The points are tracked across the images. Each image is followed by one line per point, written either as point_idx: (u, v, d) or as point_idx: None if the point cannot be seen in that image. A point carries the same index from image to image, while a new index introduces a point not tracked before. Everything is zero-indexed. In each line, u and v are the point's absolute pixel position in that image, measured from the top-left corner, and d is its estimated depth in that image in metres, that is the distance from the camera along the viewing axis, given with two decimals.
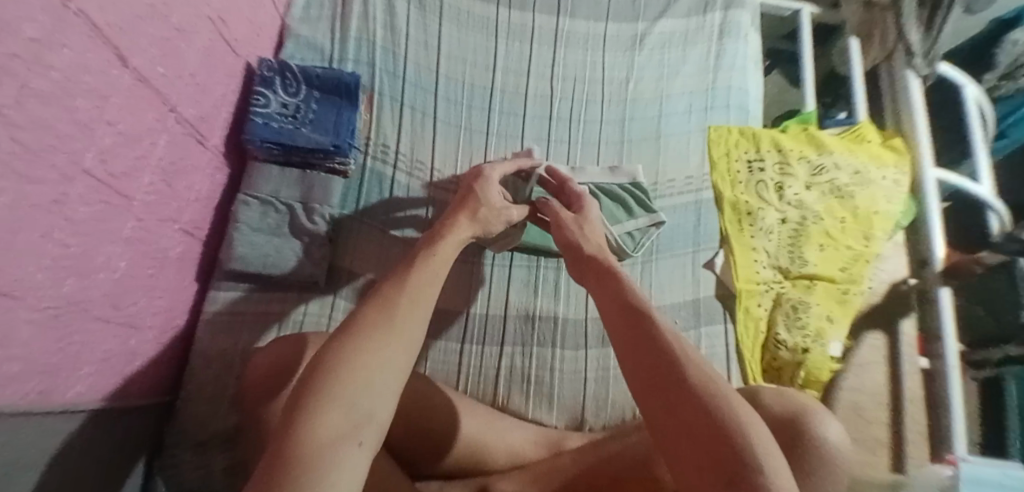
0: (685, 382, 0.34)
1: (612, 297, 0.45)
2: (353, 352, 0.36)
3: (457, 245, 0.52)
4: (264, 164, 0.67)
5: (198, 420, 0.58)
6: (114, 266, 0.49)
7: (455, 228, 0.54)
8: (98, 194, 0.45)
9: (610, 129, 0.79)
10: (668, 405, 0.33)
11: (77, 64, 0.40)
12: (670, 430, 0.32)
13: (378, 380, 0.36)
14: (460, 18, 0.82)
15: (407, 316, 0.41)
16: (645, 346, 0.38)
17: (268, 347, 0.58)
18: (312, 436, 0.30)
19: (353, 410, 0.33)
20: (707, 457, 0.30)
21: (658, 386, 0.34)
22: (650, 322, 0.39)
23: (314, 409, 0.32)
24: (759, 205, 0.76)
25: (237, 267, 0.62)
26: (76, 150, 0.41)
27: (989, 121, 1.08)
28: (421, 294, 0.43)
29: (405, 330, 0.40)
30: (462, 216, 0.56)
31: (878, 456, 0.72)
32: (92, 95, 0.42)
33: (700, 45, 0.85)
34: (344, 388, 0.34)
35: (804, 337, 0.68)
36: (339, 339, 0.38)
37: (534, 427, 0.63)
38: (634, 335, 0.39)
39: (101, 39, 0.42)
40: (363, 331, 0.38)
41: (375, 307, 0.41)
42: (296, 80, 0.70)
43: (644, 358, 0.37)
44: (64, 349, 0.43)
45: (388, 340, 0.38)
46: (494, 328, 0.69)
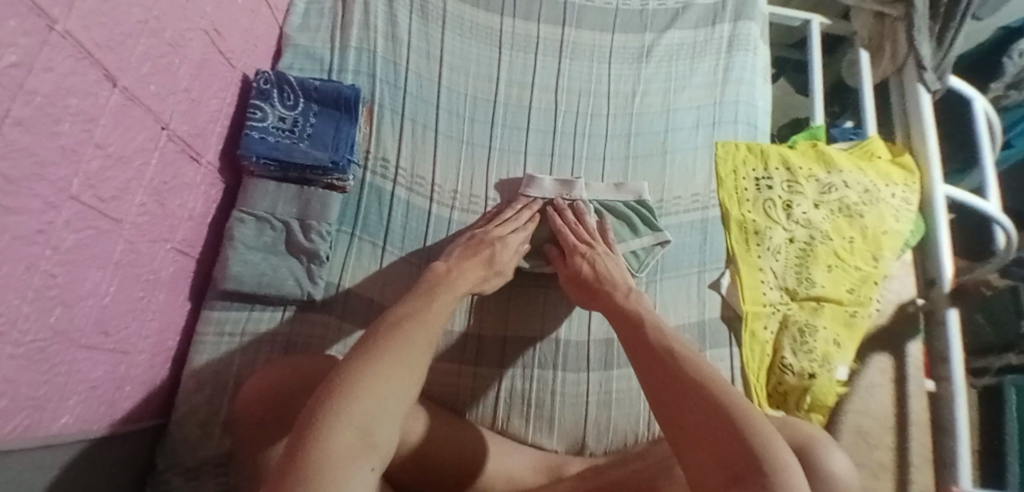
0: (699, 392, 0.40)
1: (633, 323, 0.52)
2: (368, 377, 0.39)
3: (454, 297, 0.54)
4: (260, 180, 0.66)
5: (190, 445, 0.56)
6: (102, 292, 0.47)
7: (466, 273, 0.58)
8: (85, 220, 0.43)
9: (615, 143, 0.77)
10: (687, 413, 0.40)
11: (62, 88, 0.38)
12: (688, 435, 0.38)
13: (391, 407, 0.39)
14: (463, 27, 0.80)
15: (415, 346, 0.44)
16: (666, 365, 0.45)
17: (263, 369, 0.57)
18: (327, 454, 0.33)
19: (366, 432, 0.36)
20: (719, 459, 0.35)
21: (676, 397, 0.41)
22: (665, 344, 0.47)
23: (331, 426, 0.35)
24: (767, 225, 0.74)
25: (230, 287, 0.61)
26: (61, 177, 0.39)
27: (998, 133, 1.06)
28: (434, 330, 0.47)
29: (418, 362, 0.43)
30: (479, 267, 0.60)
31: (883, 483, 0.69)
32: (78, 119, 0.40)
33: (708, 58, 0.83)
34: (357, 405, 0.37)
35: (811, 362, 0.67)
36: (361, 357, 0.41)
37: (534, 452, 0.62)
38: (654, 355, 0.46)
39: (87, 59, 0.40)
40: (380, 357, 0.41)
41: (392, 331, 0.45)
42: (294, 92, 0.68)
43: (666, 375, 0.44)
44: (51, 381, 0.42)
45: (403, 367, 0.42)
46: (494, 349, 0.68)
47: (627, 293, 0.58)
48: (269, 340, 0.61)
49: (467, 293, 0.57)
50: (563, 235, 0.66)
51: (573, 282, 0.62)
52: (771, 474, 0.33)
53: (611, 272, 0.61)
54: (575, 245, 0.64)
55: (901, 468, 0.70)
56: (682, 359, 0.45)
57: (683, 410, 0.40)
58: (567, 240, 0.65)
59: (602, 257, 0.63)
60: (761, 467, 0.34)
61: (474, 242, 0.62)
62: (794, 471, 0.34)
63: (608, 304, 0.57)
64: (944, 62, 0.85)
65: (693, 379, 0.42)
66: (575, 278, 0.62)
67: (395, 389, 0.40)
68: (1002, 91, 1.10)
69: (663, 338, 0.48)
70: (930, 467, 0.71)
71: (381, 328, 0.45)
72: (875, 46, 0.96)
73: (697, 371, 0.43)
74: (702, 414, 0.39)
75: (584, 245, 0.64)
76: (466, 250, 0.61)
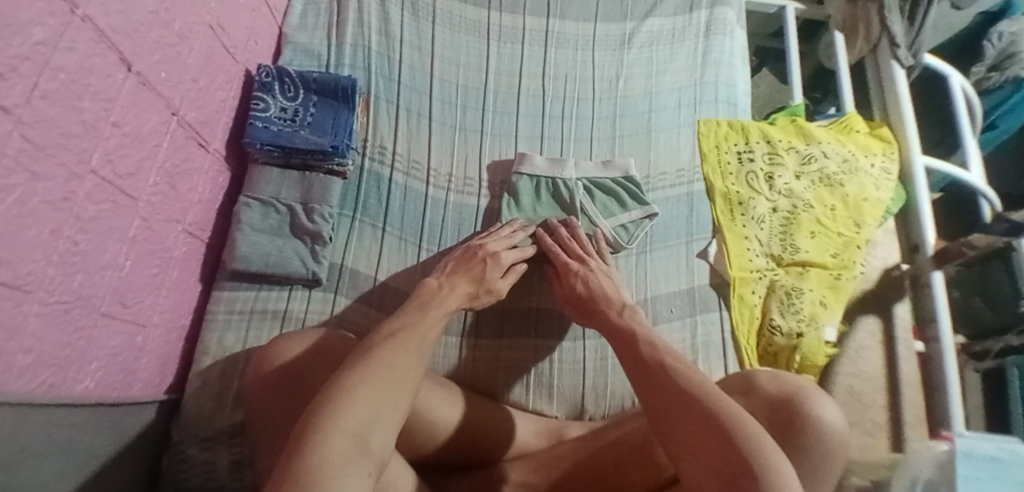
0: (692, 401, 0.41)
1: (623, 333, 0.53)
2: (358, 384, 0.39)
3: (444, 312, 0.53)
4: (264, 166, 0.69)
5: (203, 416, 0.59)
6: (120, 264, 0.50)
7: (456, 288, 0.57)
8: (105, 193, 0.46)
9: (602, 125, 0.81)
10: (684, 423, 0.41)
11: (84, 67, 0.41)
12: (684, 445, 0.40)
13: (383, 414, 0.38)
14: (452, 22, 0.85)
15: (394, 353, 0.44)
16: (660, 378, 0.45)
17: (271, 342, 0.60)
18: (322, 456, 0.32)
19: (361, 439, 0.35)
20: (715, 466, 0.37)
21: (671, 408, 0.42)
22: (657, 354, 0.48)
23: (327, 432, 0.34)
24: (750, 195, 0.77)
25: (240, 266, 0.64)
26: (84, 149, 0.43)
27: (977, 112, 1.10)
28: (425, 339, 0.48)
29: (410, 371, 0.43)
30: (465, 279, 0.60)
31: (877, 441, 0.71)
32: (98, 98, 0.44)
33: (688, 42, 0.87)
34: (353, 411, 0.36)
35: (798, 322, 0.69)
36: (355, 370, 0.41)
37: (535, 418, 0.64)
38: (648, 369, 0.47)
39: (105, 43, 0.44)
40: (373, 367, 0.41)
41: (391, 346, 0.44)
42: (294, 84, 0.72)
43: (661, 386, 0.44)
44: (74, 343, 0.45)
45: (390, 376, 0.41)
46: (493, 323, 0.70)
47: (621, 310, 0.57)
48: (277, 316, 0.64)
49: (456, 309, 0.56)
50: (556, 254, 0.66)
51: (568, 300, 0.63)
52: (762, 478, 0.35)
53: (604, 286, 0.61)
54: (567, 261, 0.65)
55: (894, 425, 0.72)
56: (674, 368, 0.45)
57: (678, 420, 0.41)
58: (560, 258, 0.65)
59: (595, 273, 0.63)
60: (753, 472, 0.35)
61: (466, 257, 0.63)
62: (788, 474, 0.36)
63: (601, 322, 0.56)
64: (916, 41, 0.91)
65: (686, 391, 0.42)
66: (572, 297, 0.62)
67: (386, 399, 0.39)
68: (984, 74, 1.13)
69: (655, 351, 0.48)
70: (924, 424, 0.73)
71: (370, 345, 0.45)
72: (849, 27, 1.00)
73: (689, 379, 0.44)
74: (698, 426, 0.40)
75: (576, 262, 0.64)
76: (460, 264, 0.62)
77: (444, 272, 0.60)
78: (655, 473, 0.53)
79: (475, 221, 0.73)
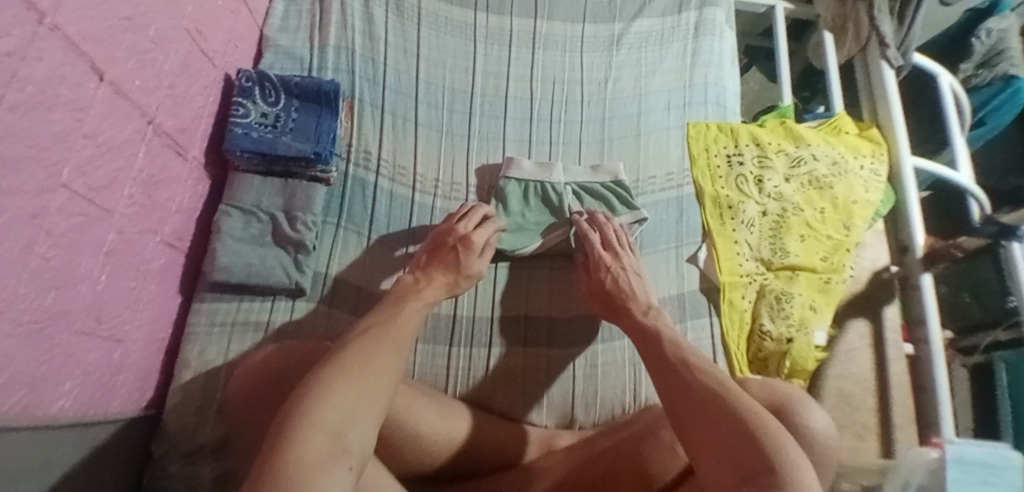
0: (708, 398, 0.42)
1: (644, 333, 0.54)
2: (333, 381, 0.38)
3: (422, 306, 0.54)
4: (245, 174, 0.68)
5: (185, 431, 0.57)
6: (95, 278, 0.49)
7: (432, 282, 0.58)
8: (77, 206, 0.45)
9: (590, 128, 0.80)
10: (700, 419, 0.41)
11: (53, 77, 0.40)
12: (701, 441, 0.40)
13: (363, 409, 0.38)
14: (438, 23, 0.83)
15: (386, 353, 0.43)
16: (680, 375, 0.46)
17: (252, 355, 0.58)
18: (300, 456, 0.31)
19: (338, 435, 0.34)
20: (733, 462, 0.37)
21: (687, 404, 0.43)
22: (675, 354, 0.49)
23: (303, 428, 0.33)
24: (740, 199, 0.76)
25: (220, 277, 0.62)
26: (56, 162, 0.41)
27: (966, 110, 1.10)
28: (401, 336, 0.47)
29: (387, 369, 0.42)
30: (450, 272, 0.60)
31: (867, 443, 0.71)
32: (68, 108, 0.42)
33: (677, 44, 0.86)
34: (331, 406, 0.36)
35: (788, 327, 0.69)
36: (331, 365, 0.40)
37: (524, 428, 0.63)
38: (670, 365, 0.48)
39: (76, 52, 0.42)
40: (351, 364, 0.40)
41: (369, 342, 0.44)
42: (275, 89, 0.70)
43: (680, 383, 0.45)
44: (48, 361, 0.43)
45: (369, 372, 0.40)
46: (480, 330, 0.69)
47: (646, 309, 0.59)
48: (259, 327, 0.62)
49: (434, 301, 0.57)
50: (591, 246, 0.67)
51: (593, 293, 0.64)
52: (782, 475, 0.35)
53: (633, 286, 0.62)
54: (600, 257, 0.66)
55: (884, 428, 0.72)
56: (692, 366, 0.47)
57: (694, 416, 0.42)
58: (594, 251, 0.66)
59: (624, 272, 0.64)
60: (773, 469, 0.35)
61: (440, 251, 0.63)
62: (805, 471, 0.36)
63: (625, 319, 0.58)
64: (905, 42, 0.91)
65: (705, 387, 0.44)
66: (599, 291, 0.63)
67: (368, 397, 0.39)
68: (972, 72, 1.13)
69: (678, 349, 0.50)
70: (913, 425, 0.72)
71: (347, 342, 0.44)
72: (839, 27, 0.99)
73: (706, 376, 0.45)
74: (717, 422, 0.40)
75: (608, 256, 0.65)
76: (434, 258, 0.62)
77: (419, 268, 0.61)
78: (648, 481, 0.52)
79: None
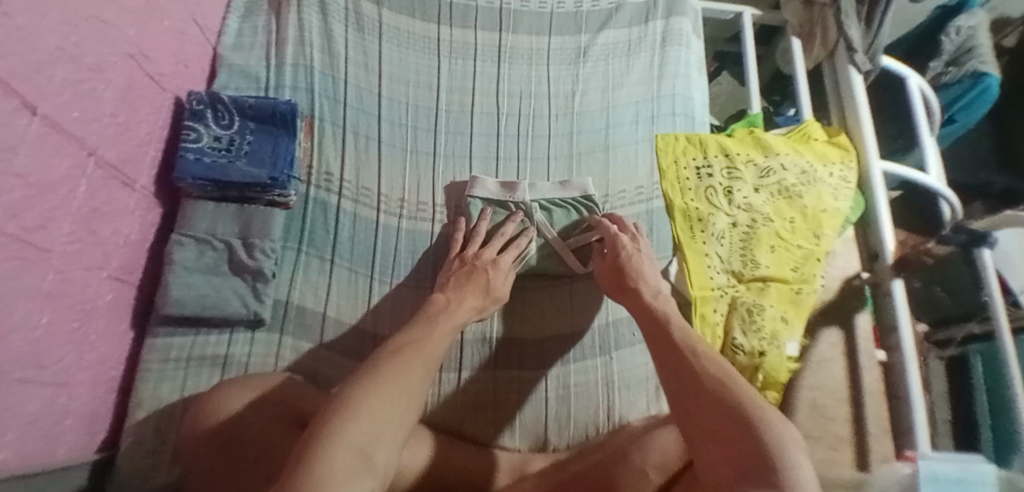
0: (707, 390, 0.40)
1: (649, 326, 0.52)
2: (371, 397, 0.37)
3: (455, 326, 0.53)
4: (198, 201, 0.65)
5: (138, 476, 0.53)
6: (34, 323, 0.46)
7: (464, 300, 0.57)
8: (11, 249, 0.42)
9: (559, 143, 0.79)
10: (705, 411, 0.39)
11: None
12: (700, 434, 0.38)
13: (382, 424, 0.36)
14: (400, 38, 0.82)
15: (413, 369, 0.42)
16: (686, 362, 0.45)
17: (208, 392, 0.56)
18: (326, 469, 0.29)
19: (364, 454, 0.33)
20: (731, 455, 0.34)
21: (688, 397, 0.41)
22: (677, 347, 0.47)
23: (328, 447, 0.31)
24: (709, 211, 0.76)
25: (172, 311, 0.60)
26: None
27: (937, 113, 1.10)
28: (433, 357, 0.46)
29: (413, 385, 0.41)
30: (473, 292, 0.58)
31: (842, 454, 0.70)
32: None
33: (644, 54, 0.86)
34: (358, 426, 0.34)
35: (760, 340, 0.68)
36: (364, 378, 0.40)
37: (496, 453, 0.62)
38: (676, 355, 0.46)
39: (4, 89, 0.39)
40: (384, 377, 0.40)
41: (399, 357, 0.43)
42: (228, 111, 0.68)
43: (682, 379, 0.43)
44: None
45: (400, 386, 0.40)
46: (449, 352, 0.68)
47: (654, 291, 0.58)
48: (217, 362, 0.60)
49: (464, 324, 0.55)
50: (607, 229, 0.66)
51: (604, 272, 0.63)
52: (782, 471, 0.31)
53: (644, 267, 0.61)
54: (617, 234, 0.65)
55: (860, 439, 0.71)
56: (692, 358, 0.45)
57: (697, 407, 0.40)
58: (610, 231, 0.65)
59: (638, 253, 0.63)
60: (773, 466, 0.31)
61: (468, 269, 0.61)
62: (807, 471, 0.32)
63: (633, 300, 0.57)
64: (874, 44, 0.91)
65: (709, 375, 0.42)
66: (610, 269, 0.63)
67: (389, 413, 0.37)
68: (942, 70, 1.14)
69: (687, 337, 0.48)
70: (889, 436, 0.72)
71: (386, 356, 0.43)
72: (806, 32, 1.00)
73: (704, 369, 0.43)
74: (716, 412, 0.38)
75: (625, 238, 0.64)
76: (461, 275, 0.60)
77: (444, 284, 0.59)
78: None
79: (429, 250, 0.69)
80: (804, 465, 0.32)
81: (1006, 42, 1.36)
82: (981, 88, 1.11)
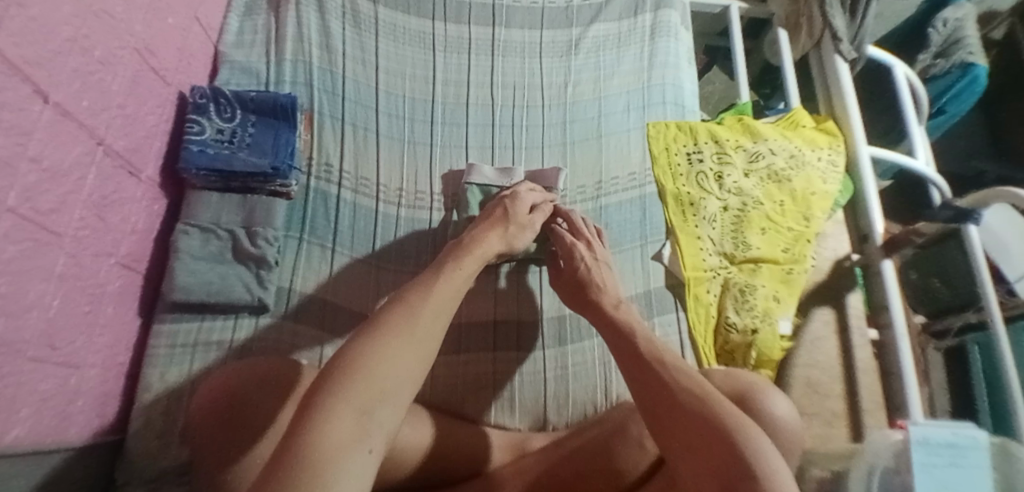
0: (683, 404, 0.41)
1: (615, 339, 0.53)
2: (375, 356, 0.35)
3: (479, 261, 0.52)
4: (202, 191, 0.67)
5: (147, 458, 0.55)
6: (47, 304, 0.47)
7: (485, 241, 0.55)
8: (25, 231, 0.43)
9: (552, 132, 0.81)
10: (683, 424, 0.40)
11: None
12: (680, 448, 0.40)
13: (396, 387, 0.34)
14: (396, 33, 0.84)
15: (428, 325, 0.40)
16: (655, 376, 0.46)
17: (213, 374, 0.57)
18: (325, 439, 0.28)
19: (365, 414, 0.31)
20: (713, 466, 0.36)
21: (660, 412, 0.42)
22: (648, 360, 0.48)
23: (327, 412, 0.30)
24: (701, 196, 0.78)
25: (179, 297, 0.61)
26: None
27: (925, 103, 1.12)
28: (448, 302, 0.44)
29: (428, 341, 0.39)
30: (494, 234, 0.57)
31: (837, 430, 0.72)
32: (12, 133, 0.41)
33: (634, 46, 0.88)
34: (355, 394, 0.32)
35: (753, 318, 0.70)
36: (366, 337, 0.37)
37: (497, 432, 0.63)
38: (645, 366, 0.47)
39: (18, 76, 0.41)
40: (389, 335, 0.37)
41: (404, 309, 0.40)
42: (230, 104, 0.70)
43: (654, 395, 0.44)
44: (0, 391, 0.41)
45: (412, 344, 0.37)
46: (447, 335, 0.69)
47: (616, 304, 0.59)
48: (222, 346, 0.61)
49: (490, 252, 0.55)
50: (561, 237, 0.67)
51: (563, 289, 0.65)
52: (763, 478, 0.33)
53: (603, 278, 0.62)
54: (572, 244, 0.66)
55: (854, 415, 0.73)
56: (662, 371, 0.46)
57: (670, 422, 0.41)
58: (566, 241, 0.66)
59: (596, 264, 0.64)
60: (753, 473, 0.34)
61: (490, 215, 0.61)
62: (785, 478, 0.34)
63: (597, 314, 0.58)
64: (859, 35, 0.94)
65: (683, 388, 0.43)
66: (571, 279, 0.64)
67: (403, 374, 0.35)
68: (931, 62, 1.16)
69: (655, 348, 0.49)
70: (882, 411, 0.73)
71: (398, 311, 0.40)
72: (792, 24, 1.02)
73: (677, 381, 0.44)
74: (695, 426, 0.39)
75: (580, 245, 0.66)
76: (484, 223, 0.59)
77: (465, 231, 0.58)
78: (618, 479, 0.52)
79: (428, 235, 0.71)
80: (783, 471, 0.35)
81: (993, 34, 1.38)
82: (970, 78, 1.12)
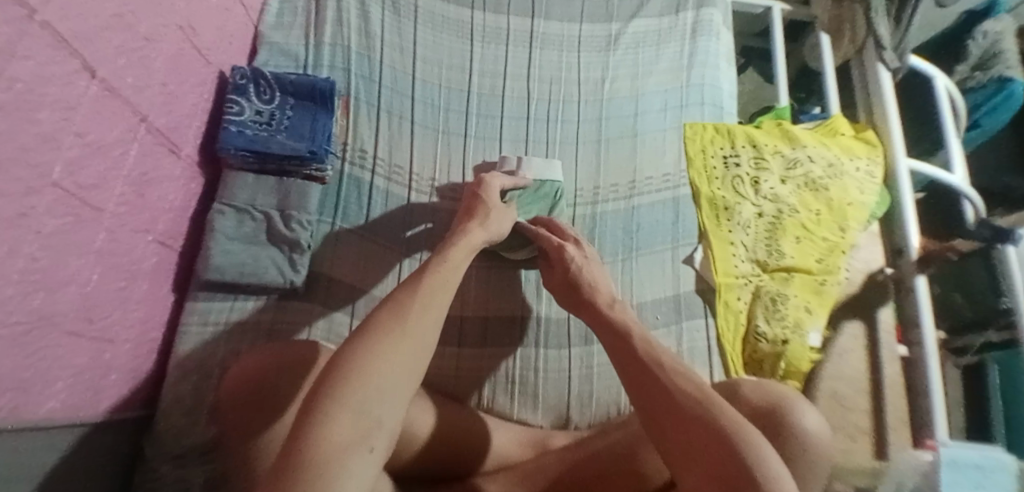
0: (682, 406, 0.39)
1: (609, 336, 0.50)
2: (370, 356, 0.34)
3: (467, 250, 0.52)
4: (238, 172, 0.67)
5: (174, 435, 0.55)
6: (85, 278, 0.48)
7: (468, 234, 0.54)
8: (67, 206, 0.44)
9: (587, 128, 0.80)
10: (683, 427, 0.38)
11: (41, 76, 0.38)
12: (678, 453, 0.37)
13: (392, 385, 0.34)
14: (435, 21, 0.83)
15: (418, 321, 0.39)
16: (648, 377, 0.43)
17: (244, 356, 0.56)
18: (326, 441, 0.28)
19: (360, 413, 0.31)
20: (716, 472, 0.34)
21: (658, 416, 0.40)
22: (643, 357, 0.45)
23: (325, 414, 0.30)
24: (735, 200, 0.77)
25: (213, 277, 0.62)
26: (45, 162, 0.40)
27: (960, 114, 1.10)
28: (444, 297, 0.44)
29: (420, 336, 0.38)
30: (472, 224, 0.56)
31: (860, 445, 0.71)
32: (57, 107, 0.41)
33: (674, 44, 0.86)
34: (355, 395, 0.31)
35: (783, 329, 0.69)
36: (360, 338, 0.36)
37: (521, 428, 0.63)
38: (640, 365, 0.45)
39: (65, 50, 0.41)
40: (382, 334, 0.36)
41: (392, 309, 0.40)
42: (270, 86, 0.70)
43: (651, 396, 0.41)
44: (37, 364, 0.42)
45: (405, 342, 0.36)
46: (472, 329, 0.69)
47: (611, 303, 0.55)
48: (256, 327, 0.61)
49: (481, 245, 0.55)
50: (547, 238, 0.64)
51: (558, 288, 0.61)
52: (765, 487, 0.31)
53: (594, 275, 0.59)
54: (561, 244, 0.63)
55: (879, 430, 0.72)
56: (658, 370, 0.43)
57: (666, 427, 0.39)
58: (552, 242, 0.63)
59: (586, 263, 0.61)
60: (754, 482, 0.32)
61: (469, 208, 0.60)
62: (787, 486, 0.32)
63: (593, 318, 0.54)
64: (902, 43, 0.90)
65: (679, 389, 0.41)
66: (561, 282, 0.61)
67: (398, 372, 0.35)
68: (968, 74, 1.13)
69: (649, 343, 0.47)
70: (907, 428, 0.72)
71: (388, 308, 0.40)
72: (835, 28, 0.99)
73: (674, 382, 0.41)
74: (694, 430, 0.37)
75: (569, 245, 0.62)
76: (464, 215, 0.59)
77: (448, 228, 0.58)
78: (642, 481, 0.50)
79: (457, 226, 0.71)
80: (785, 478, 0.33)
81: None
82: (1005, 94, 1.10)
